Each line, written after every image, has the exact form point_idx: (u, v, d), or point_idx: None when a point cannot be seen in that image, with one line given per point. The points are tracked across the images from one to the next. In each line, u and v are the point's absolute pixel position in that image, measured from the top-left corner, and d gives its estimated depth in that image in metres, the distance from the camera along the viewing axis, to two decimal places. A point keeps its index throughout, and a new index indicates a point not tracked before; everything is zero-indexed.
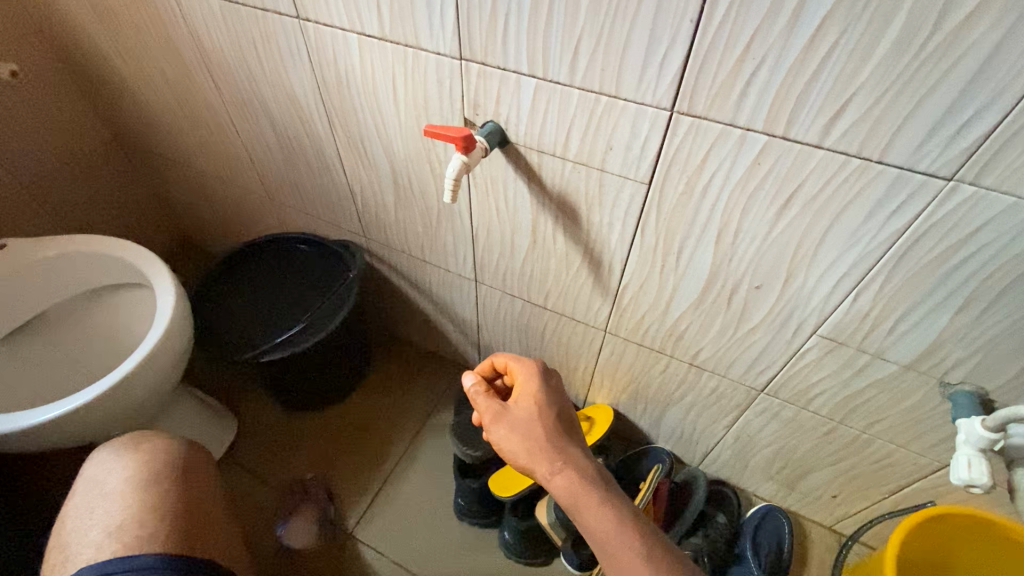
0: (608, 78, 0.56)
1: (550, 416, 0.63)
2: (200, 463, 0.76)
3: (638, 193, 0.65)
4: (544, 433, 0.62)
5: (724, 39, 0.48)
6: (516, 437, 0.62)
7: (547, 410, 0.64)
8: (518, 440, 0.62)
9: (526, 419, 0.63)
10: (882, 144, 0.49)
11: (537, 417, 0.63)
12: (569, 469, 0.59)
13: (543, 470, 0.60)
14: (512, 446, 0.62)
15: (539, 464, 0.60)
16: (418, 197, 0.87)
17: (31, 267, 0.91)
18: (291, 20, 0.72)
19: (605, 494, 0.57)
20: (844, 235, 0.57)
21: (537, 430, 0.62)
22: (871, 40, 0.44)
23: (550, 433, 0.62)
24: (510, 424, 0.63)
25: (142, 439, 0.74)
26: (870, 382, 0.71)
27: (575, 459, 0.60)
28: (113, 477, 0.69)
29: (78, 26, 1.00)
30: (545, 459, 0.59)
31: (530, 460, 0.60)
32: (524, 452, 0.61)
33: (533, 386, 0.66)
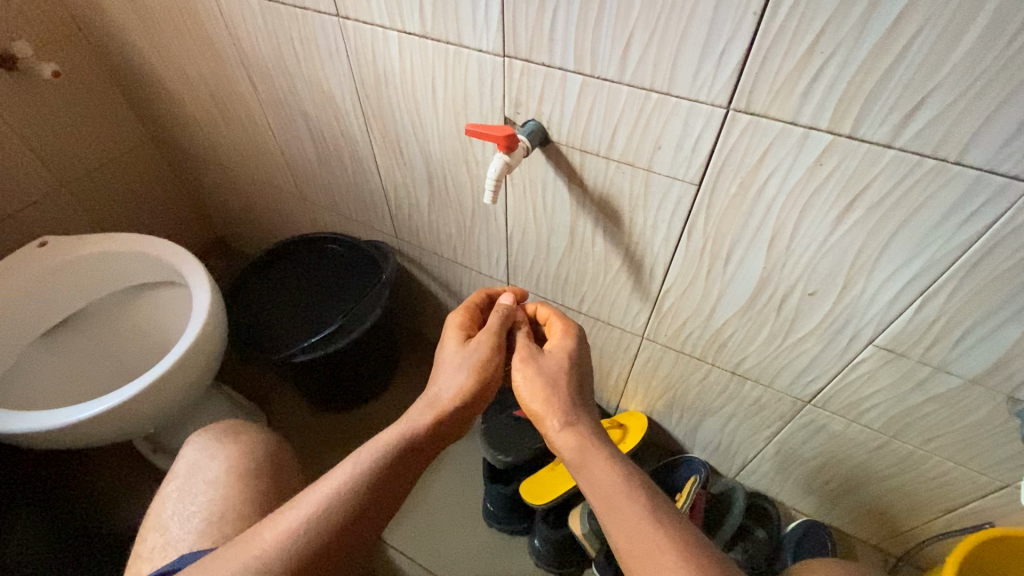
0: (660, 74, 0.54)
1: (576, 376, 0.63)
2: (287, 464, 0.75)
3: (686, 195, 0.63)
4: (566, 390, 0.61)
5: (790, 33, 0.46)
6: (539, 381, 0.61)
7: (575, 370, 0.63)
8: (540, 385, 0.61)
9: (554, 369, 0.62)
10: (960, 145, 0.46)
11: (564, 372, 0.62)
12: (581, 429, 0.58)
13: (554, 421, 0.59)
14: (531, 390, 0.61)
15: (553, 414, 0.59)
16: (453, 199, 0.86)
17: (69, 265, 0.92)
18: (330, 17, 0.72)
19: (625, 463, 0.55)
20: (911, 242, 0.54)
21: (563, 384, 0.61)
22: (955, 33, 0.41)
23: (572, 392, 0.61)
24: (537, 367, 0.62)
25: (241, 435, 0.74)
26: (929, 396, 0.67)
27: (588, 421, 0.59)
28: (212, 465, 0.70)
29: (115, 26, 1.01)
30: (563, 413, 0.59)
31: (546, 408, 0.59)
32: (543, 397, 0.60)
33: (571, 340, 0.65)
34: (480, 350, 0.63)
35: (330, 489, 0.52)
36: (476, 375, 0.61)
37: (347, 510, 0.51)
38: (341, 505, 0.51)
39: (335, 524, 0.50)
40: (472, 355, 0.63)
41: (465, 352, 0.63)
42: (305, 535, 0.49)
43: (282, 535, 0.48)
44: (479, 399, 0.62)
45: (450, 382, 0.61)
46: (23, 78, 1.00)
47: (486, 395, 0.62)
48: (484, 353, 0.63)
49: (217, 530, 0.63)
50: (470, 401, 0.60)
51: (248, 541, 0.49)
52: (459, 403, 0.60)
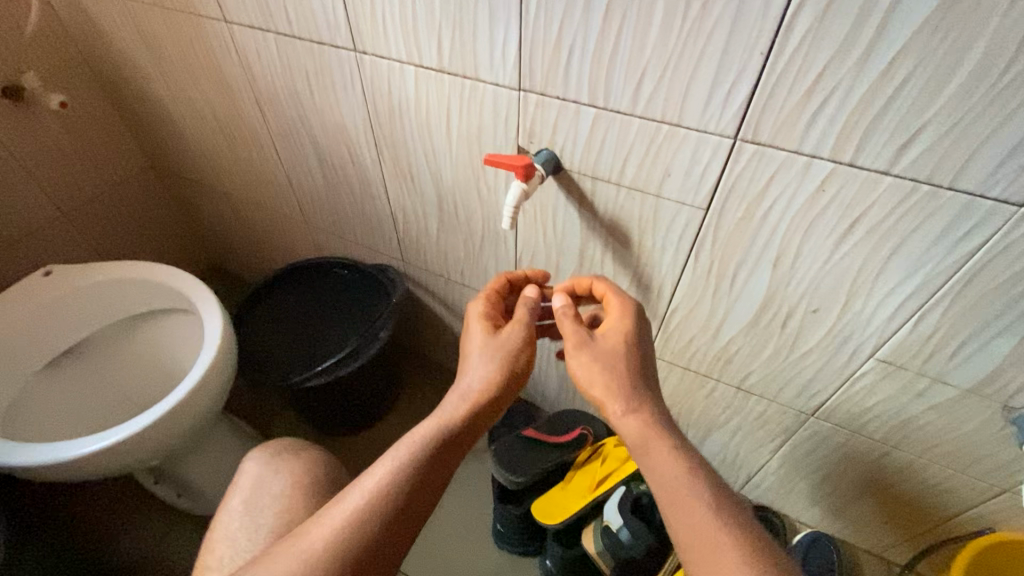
0: (671, 107, 0.57)
1: (634, 357, 0.62)
2: None
3: (694, 219, 0.66)
4: (625, 372, 0.61)
5: (794, 72, 0.49)
6: (597, 367, 0.61)
7: (634, 350, 0.63)
8: (599, 369, 0.61)
9: (610, 352, 0.62)
10: (952, 172, 0.49)
11: (621, 356, 0.62)
12: (644, 413, 0.58)
13: (616, 406, 0.59)
14: (590, 377, 0.61)
15: (615, 398, 0.59)
16: (463, 223, 0.88)
17: (76, 293, 0.92)
18: (347, 53, 0.74)
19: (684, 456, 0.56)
20: (907, 261, 0.58)
21: (622, 366, 0.61)
22: (947, 73, 0.44)
23: (632, 372, 0.61)
24: (593, 352, 0.62)
25: (268, 458, 0.73)
26: (928, 406, 0.71)
27: (649, 404, 0.60)
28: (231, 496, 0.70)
29: (123, 57, 1.03)
30: (624, 398, 0.59)
31: (607, 393, 0.60)
32: (601, 382, 0.61)
33: (625, 318, 0.65)
34: (506, 341, 0.65)
35: (375, 482, 0.52)
36: (504, 366, 0.63)
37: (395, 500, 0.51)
38: (389, 496, 0.51)
39: (386, 515, 0.50)
40: (498, 347, 0.64)
41: (497, 342, 0.65)
42: (357, 528, 0.49)
43: (334, 529, 0.49)
44: (509, 388, 0.63)
45: (479, 373, 0.62)
46: (29, 108, 1.01)
47: (515, 385, 0.64)
48: (511, 343, 0.65)
49: (239, 560, 0.63)
50: (500, 391, 0.62)
51: (299, 538, 0.49)
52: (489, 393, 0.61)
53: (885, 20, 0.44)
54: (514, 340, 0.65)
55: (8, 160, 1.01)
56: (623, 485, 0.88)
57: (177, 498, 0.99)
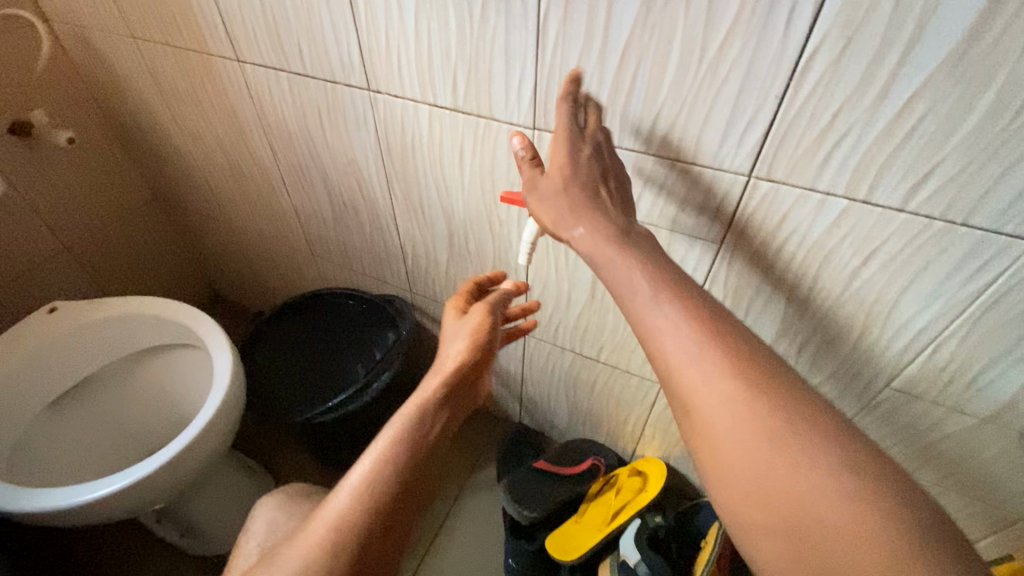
0: (685, 145, 0.58)
1: (590, 180, 0.54)
2: None
3: (709, 251, 0.67)
4: (576, 202, 0.53)
5: (808, 113, 0.51)
6: (549, 205, 0.54)
7: (587, 167, 0.54)
8: (552, 205, 0.54)
9: (561, 183, 0.54)
10: (966, 208, 0.50)
11: (573, 180, 0.53)
12: (597, 235, 0.51)
13: (571, 229, 0.53)
14: (543, 215, 0.55)
15: (568, 221, 0.53)
16: (474, 254, 0.89)
17: (81, 331, 0.91)
18: (360, 91, 0.75)
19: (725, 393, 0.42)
20: (923, 293, 0.58)
21: (572, 194, 0.53)
22: (960, 115, 0.46)
23: (586, 195, 0.53)
24: (542, 190, 0.55)
25: (282, 502, 0.72)
26: (945, 434, 0.70)
27: (607, 219, 0.52)
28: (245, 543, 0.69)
29: (131, 94, 1.04)
30: (578, 229, 0.52)
31: (560, 220, 0.53)
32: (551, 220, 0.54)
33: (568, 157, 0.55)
34: (474, 316, 0.64)
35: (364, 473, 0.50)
36: (477, 338, 0.62)
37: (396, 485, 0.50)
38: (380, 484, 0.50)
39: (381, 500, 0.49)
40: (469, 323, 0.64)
41: (463, 321, 0.64)
42: (353, 516, 0.48)
43: (330, 522, 0.48)
44: (483, 362, 0.63)
45: (454, 349, 0.62)
46: (35, 144, 1.01)
47: (488, 358, 0.64)
48: (479, 318, 0.64)
49: None
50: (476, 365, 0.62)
51: (299, 539, 0.48)
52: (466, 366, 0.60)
53: (899, 65, 0.45)
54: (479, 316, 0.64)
55: (12, 196, 1.01)
56: (637, 518, 0.88)
57: (179, 538, 0.96)
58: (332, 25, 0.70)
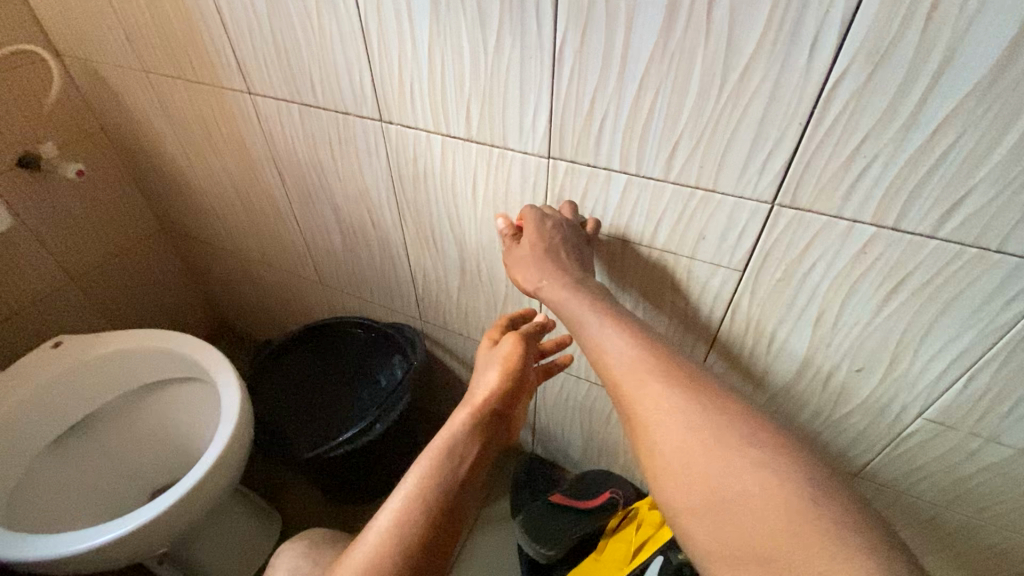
0: (705, 174, 0.57)
1: (550, 251, 0.63)
2: None
3: (730, 279, 0.65)
4: (537, 265, 0.62)
5: (833, 141, 0.50)
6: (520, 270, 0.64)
7: (552, 242, 0.63)
8: (522, 269, 0.64)
9: (528, 252, 0.63)
10: (1001, 234, 0.49)
11: (537, 250, 0.63)
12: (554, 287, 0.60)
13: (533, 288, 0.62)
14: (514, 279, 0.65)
15: (531, 282, 0.62)
16: (486, 283, 0.87)
17: (86, 366, 0.89)
18: (373, 121, 0.75)
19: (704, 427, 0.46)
20: (956, 321, 0.56)
21: (534, 260, 0.62)
22: (992, 141, 0.45)
23: (547, 259, 0.62)
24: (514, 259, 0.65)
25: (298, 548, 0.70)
26: (982, 466, 0.68)
27: (562, 276, 0.60)
28: None
29: (140, 127, 1.04)
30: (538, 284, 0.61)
31: (526, 281, 0.63)
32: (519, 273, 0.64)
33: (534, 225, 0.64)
34: (506, 347, 0.65)
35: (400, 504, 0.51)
36: (508, 369, 0.63)
37: (432, 517, 0.51)
38: (418, 513, 0.51)
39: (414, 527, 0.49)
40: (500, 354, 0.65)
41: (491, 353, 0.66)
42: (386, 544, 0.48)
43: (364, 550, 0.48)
44: (515, 393, 0.63)
45: (486, 381, 0.63)
46: (43, 177, 1.01)
47: (521, 389, 0.64)
48: (509, 348, 0.65)
49: None
50: (507, 396, 0.62)
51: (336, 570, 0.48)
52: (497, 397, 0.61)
53: (927, 91, 0.44)
54: (506, 345, 0.65)
55: (20, 229, 1.00)
56: (660, 556, 0.82)
57: None
58: (345, 58, 0.70)
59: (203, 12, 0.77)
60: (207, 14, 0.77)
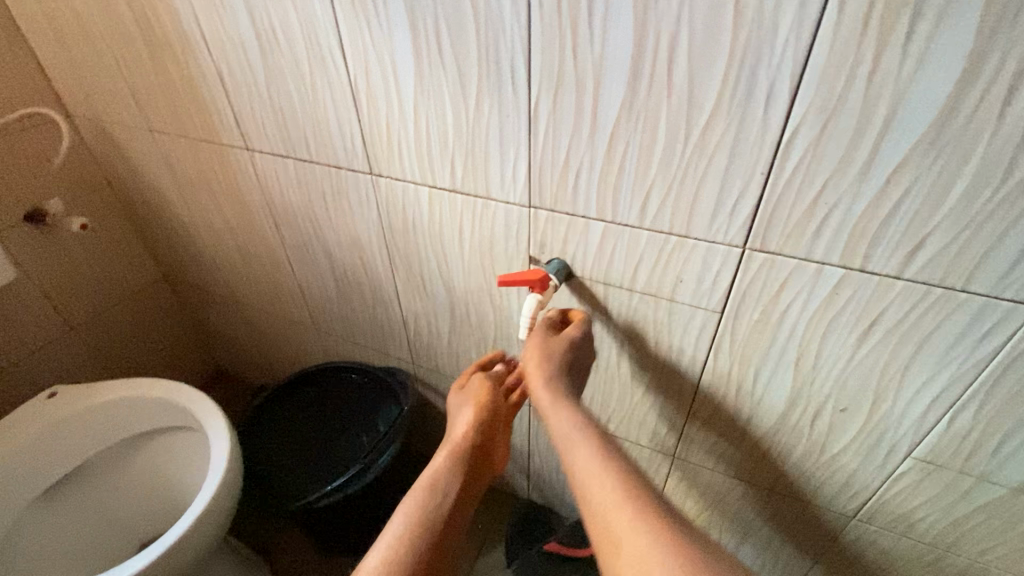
0: (678, 220, 0.60)
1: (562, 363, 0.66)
2: None
3: (710, 321, 0.67)
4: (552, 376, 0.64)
5: (795, 189, 0.52)
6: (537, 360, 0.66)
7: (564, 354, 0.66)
8: (540, 359, 0.66)
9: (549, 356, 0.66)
10: (964, 275, 0.50)
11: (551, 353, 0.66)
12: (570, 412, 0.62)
13: (540, 380, 0.64)
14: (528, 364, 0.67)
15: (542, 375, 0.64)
16: (475, 328, 0.89)
17: (78, 416, 0.89)
18: (364, 175, 0.79)
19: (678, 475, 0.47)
20: (932, 360, 0.57)
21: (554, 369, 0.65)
22: (944, 187, 0.47)
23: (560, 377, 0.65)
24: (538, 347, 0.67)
25: None
26: (977, 506, 0.66)
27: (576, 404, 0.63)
28: None
29: (144, 181, 1.08)
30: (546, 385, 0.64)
31: (537, 369, 0.65)
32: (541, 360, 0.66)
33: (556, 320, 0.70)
34: (474, 388, 0.73)
35: (391, 539, 0.55)
36: (477, 405, 0.69)
37: (424, 547, 0.55)
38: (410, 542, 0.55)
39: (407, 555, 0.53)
40: (470, 396, 0.72)
41: (464, 395, 0.73)
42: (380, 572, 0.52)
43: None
44: (490, 426, 0.69)
45: (459, 421, 0.69)
46: (49, 231, 1.05)
47: (495, 423, 0.70)
48: (477, 388, 0.73)
49: None
50: (482, 429, 0.68)
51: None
52: (471, 432, 0.67)
53: (879, 139, 0.47)
54: (480, 386, 0.72)
55: (23, 282, 1.03)
56: None
57: None
58: (337, 118, 0.74)
59: (205, 77, 0.82)
60: (210, 79, 0.82)
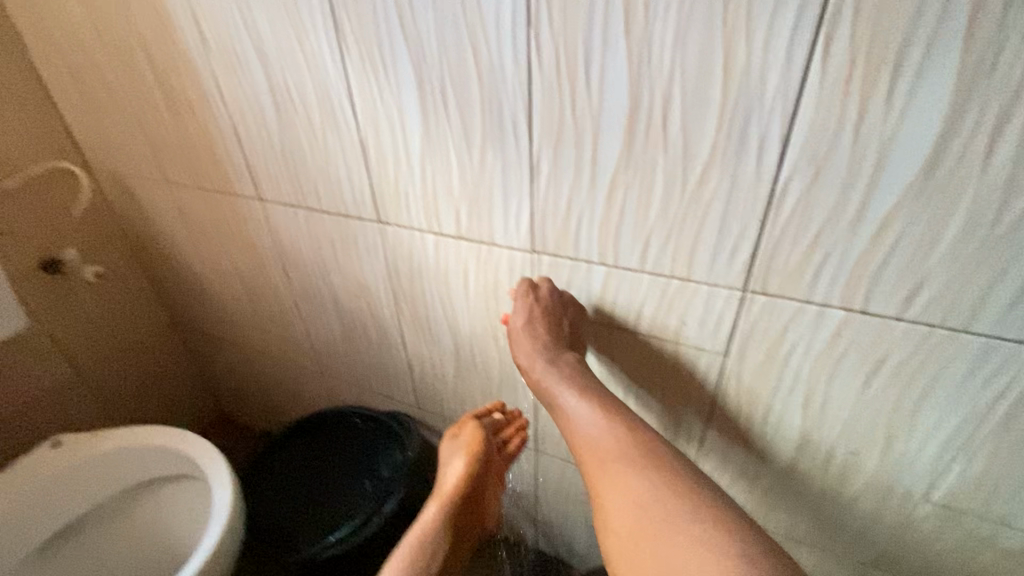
0: (679, 264, 0.61)
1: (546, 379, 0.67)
2: None
3: (715, 363, 0.67)
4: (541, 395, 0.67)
5: (792, 234, 0.53)
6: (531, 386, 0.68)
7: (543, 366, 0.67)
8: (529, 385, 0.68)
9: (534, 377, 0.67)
10: (964, 317, 0.51)
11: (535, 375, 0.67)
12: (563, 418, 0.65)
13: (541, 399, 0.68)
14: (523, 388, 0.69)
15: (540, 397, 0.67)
16: (481, 371, 0.89)
17: (80, 465, 0.89)
18: (372, 223, 0.81)
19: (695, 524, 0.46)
20: (941, 401, 0.57)
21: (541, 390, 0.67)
22: (937, 232, 0.48)
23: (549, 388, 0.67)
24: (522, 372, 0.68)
25: None
26: (1000, 554, 0.64)
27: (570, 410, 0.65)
28: None
29: (158, 230, 1.11)
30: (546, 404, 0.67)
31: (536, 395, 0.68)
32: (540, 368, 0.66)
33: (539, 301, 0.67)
34: (468, 435, 0.73)
35: None
36: (469, 458, 0.71)
37: None
38: None
39: None
40: (462, 442, 0.73)
41: (458, 442, 0.73)
42: None
43: None
44: (481, 477, 0.72)
45: (450, 471, 0.72)
46: (64, 280, 1.07)
47: (486, 471, 0.72)
48: (469, 437, 0.73)
49: None
50: (473, 481, 0.71)
51: None
52: (460, 488, 0.70)
53: (870, 186, 0.48)
54: (474, 437, 0.73)
55: (36, 329, 1.05)
56: None
57: None
58: (347, 168, 0.77)
59: (222, 132, 0.86)
60: (226, 134, 0.85)
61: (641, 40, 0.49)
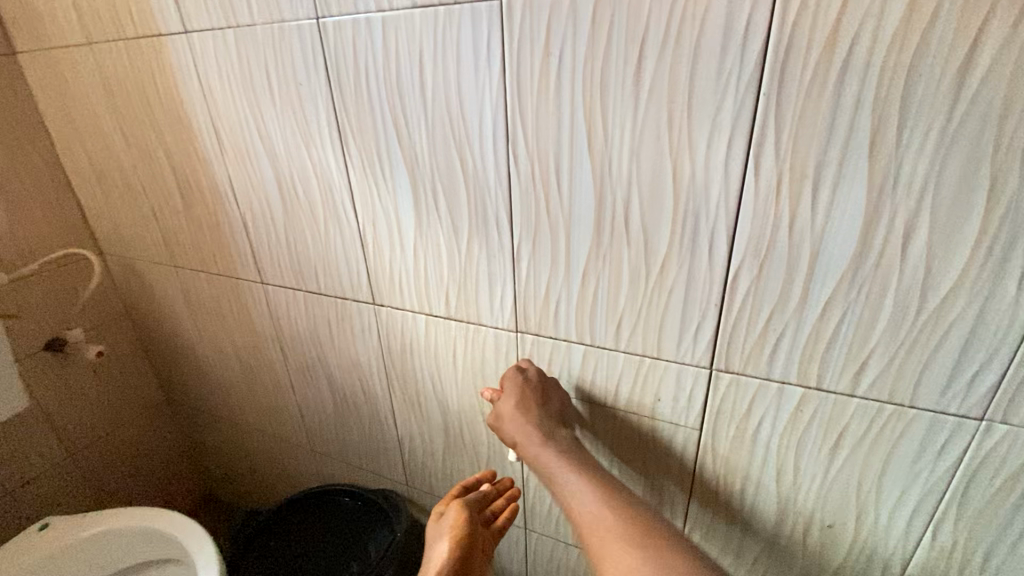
0: (650, 343, 0.66)
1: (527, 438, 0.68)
2: None
3: (691, 437, 0.70)
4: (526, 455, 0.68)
5: (747, 317, 0.59)
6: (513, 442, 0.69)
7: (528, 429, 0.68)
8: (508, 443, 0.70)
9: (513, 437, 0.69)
10: (909, 392, 0.56)
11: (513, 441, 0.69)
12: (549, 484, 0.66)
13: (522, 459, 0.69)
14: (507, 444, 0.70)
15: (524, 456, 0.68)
16: (470, 446, 0.91)
17: (66, 549, 0.88)
18: (367, 304, 0.86)
19: None
20: (902, 473, 0.60)
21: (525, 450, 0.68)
22: (872, 316, 0.54)
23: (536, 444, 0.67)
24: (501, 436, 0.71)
25: None
26: None
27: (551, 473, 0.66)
28: None
29: (161, 309, 1.16)
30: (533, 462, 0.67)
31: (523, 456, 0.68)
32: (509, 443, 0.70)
33: (515, 382, 0.71)
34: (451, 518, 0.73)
35: None
36: (454, 538, 0.70)
37: None
38: None
39: None
40: (445, 525, 0.72)
41: (441, 525, 0.73)
42: None
43: None
44: (468, 560, 0.70)
45: (433, 554, 0.70)
46: (65, 359, 1.11)
47: (471, 553, 0.71)
48: (454, 517, 0.73)
49: None
50: (458, 566, 0.69)
51: None
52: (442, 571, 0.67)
53: (809, 276, 0.54)
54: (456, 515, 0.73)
55: (32, 408, 1.06)
56: None
57: None
58: (345, 255, 0.83)
59: (231, 221, 0.93)
60: (234, 222, 0.93)
61: (601, 153, 0.57)
